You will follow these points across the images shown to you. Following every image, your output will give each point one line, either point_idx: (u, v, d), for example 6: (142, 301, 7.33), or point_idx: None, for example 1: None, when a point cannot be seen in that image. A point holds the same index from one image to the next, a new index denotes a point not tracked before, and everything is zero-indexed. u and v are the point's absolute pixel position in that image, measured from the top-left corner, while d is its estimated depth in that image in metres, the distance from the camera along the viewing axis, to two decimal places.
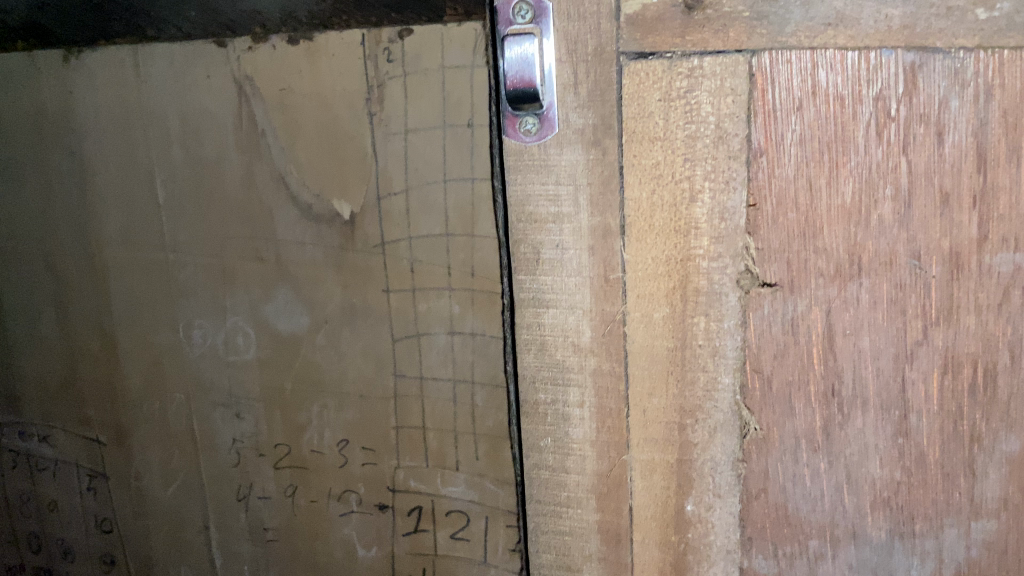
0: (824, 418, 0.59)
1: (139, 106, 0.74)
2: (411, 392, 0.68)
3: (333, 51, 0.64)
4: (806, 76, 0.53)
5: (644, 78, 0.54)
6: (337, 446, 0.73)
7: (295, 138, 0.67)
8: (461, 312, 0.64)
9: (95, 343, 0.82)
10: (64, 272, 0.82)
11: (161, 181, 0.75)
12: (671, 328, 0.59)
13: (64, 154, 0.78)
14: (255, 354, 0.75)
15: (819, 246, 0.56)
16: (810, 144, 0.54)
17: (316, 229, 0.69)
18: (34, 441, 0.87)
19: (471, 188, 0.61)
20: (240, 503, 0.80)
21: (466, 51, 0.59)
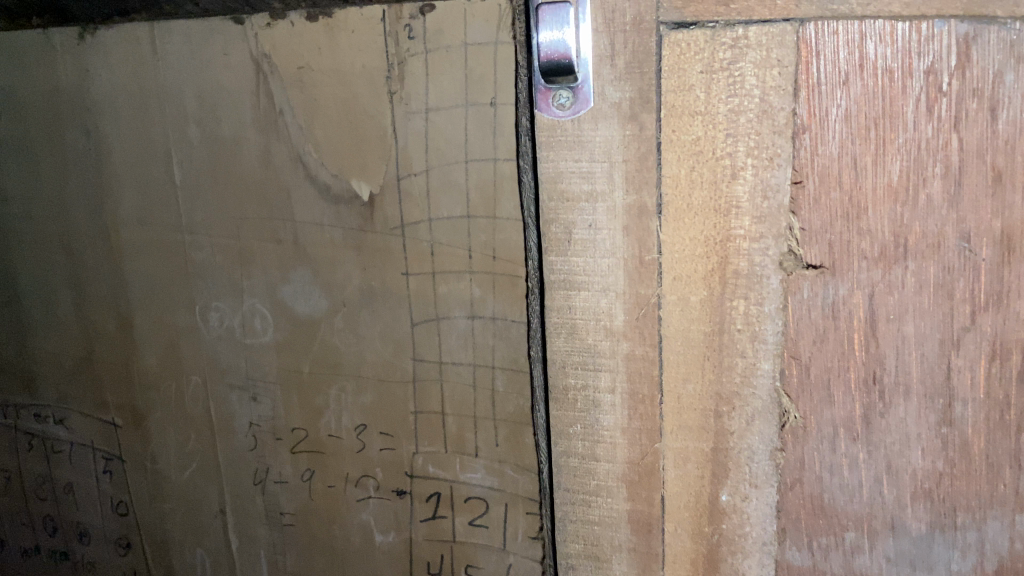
0: (864, 406, 0.57)
1: (157, 85, 0.72)
2: (431, 375, 0.67)
3: (353, 27, 0.64)
4: (854, 48, 0.50)
5: (684, 49, 0.50)
6: (355, 430, 0.72)
7: (314, 117, 0.67)
8: (481, 296, 0.60)
9: (110, 326, 0.81)
10: (78, 253, 0.80)
11: (178, 161, 0.74)
12: (708, 312, 0.55)
13: (79, 133, 0.77)
14: (273, 337, 0.74)
15: (863, 228, 0.53)
16: (856, 120, 0.51)
17: (335, 209, 0.68)
18: (49, 423, 0.86)
19: (494, 167, 0.61)
20: (257, 487, 0.79)
21: (489, 26, 0.60)
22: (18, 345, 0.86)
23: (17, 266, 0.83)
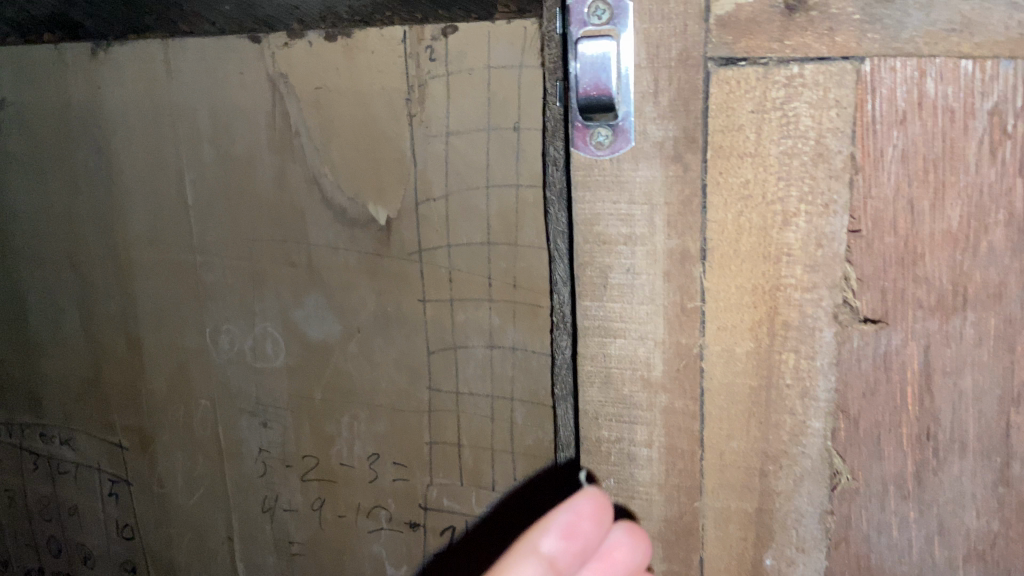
0: (916, 463, 0.49)
1: (170, 105, 0.74)
2: (447, 408, 0.72)
3: (372, 48, 0.65)
4: (912, 86, 0.44)
5: (734, 87, 0.45)
6: (367, 461, 0.77)
7: (331, 138, 0.68)
8: (501, 324, 0.68)
9: (121, 345, 0.83)
10: (88, 272, 0.82)
11: (190, 181, 0.75)
12: (756, 367, 0.49)
13: (91, 151, 0.78)
14: (284, 360, 0.77)
15: (919, 274, 0.46)
16: (915, 162, 0.45)
17: (349, 233, 0.70)
18: (55, 444, 0.89)
19: (516, 194, 0.64)
20: (266, 514, 0.83)
21: (514, 50, 0.61)
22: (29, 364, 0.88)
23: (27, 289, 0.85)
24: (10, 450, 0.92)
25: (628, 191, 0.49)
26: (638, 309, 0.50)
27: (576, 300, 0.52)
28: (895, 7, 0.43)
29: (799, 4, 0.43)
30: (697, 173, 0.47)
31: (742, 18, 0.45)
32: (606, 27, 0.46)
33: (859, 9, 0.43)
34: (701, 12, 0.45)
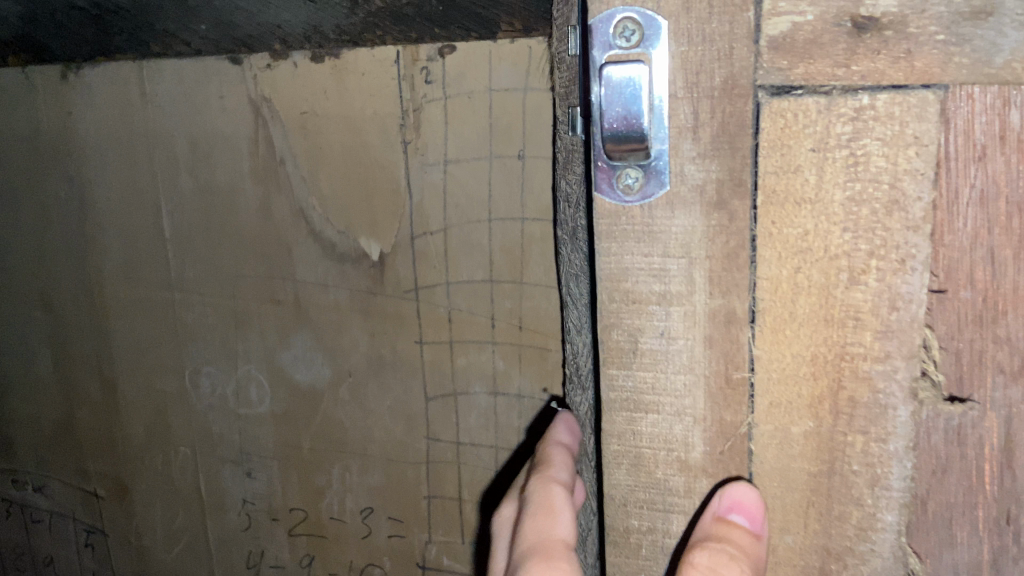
0: (993, 550, 0.42)
1: (146, 130, 0.88)
2: (448, 458, 0.90)
3: (363, 68, 0.78)
4: (995, 116, 0.37)
5: (791, 121, 0.38)
6: (361, 514, 0.96)
7: (319, 165, 0.82)
8: (507, 367, 0.85)
9: (95, 386, 1.03)
10: (69, 315, 1.00)
11: (168, 212, 0.90)
12: (816, 449, 0.42)
13: (63, 179, 0.94)
14: (267, 407, 0.95)
15: (1001, 335, 0.39)
16: (996, 205, 0.38)
17: (340, 268, 0.86)
18: (26, 490, 1.13)
19: (520, 228, 0.79)
20: (251, 568, 1.04)
21: (517, 69, 0.74)
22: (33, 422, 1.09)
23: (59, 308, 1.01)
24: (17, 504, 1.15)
25: (664, 243, 0.41)
26: (676, 381, 0.43)
27: (600, 368, 0.44)
28: (991, 25, 0.36)
29: (869, 24, 0.36)
30: (744, 223, 0.40)
31: (799, 43, 0.38)
32: (636, 52, 0.39)
33: (944, 28, 0.36)
34: (751, 33, 0.38)
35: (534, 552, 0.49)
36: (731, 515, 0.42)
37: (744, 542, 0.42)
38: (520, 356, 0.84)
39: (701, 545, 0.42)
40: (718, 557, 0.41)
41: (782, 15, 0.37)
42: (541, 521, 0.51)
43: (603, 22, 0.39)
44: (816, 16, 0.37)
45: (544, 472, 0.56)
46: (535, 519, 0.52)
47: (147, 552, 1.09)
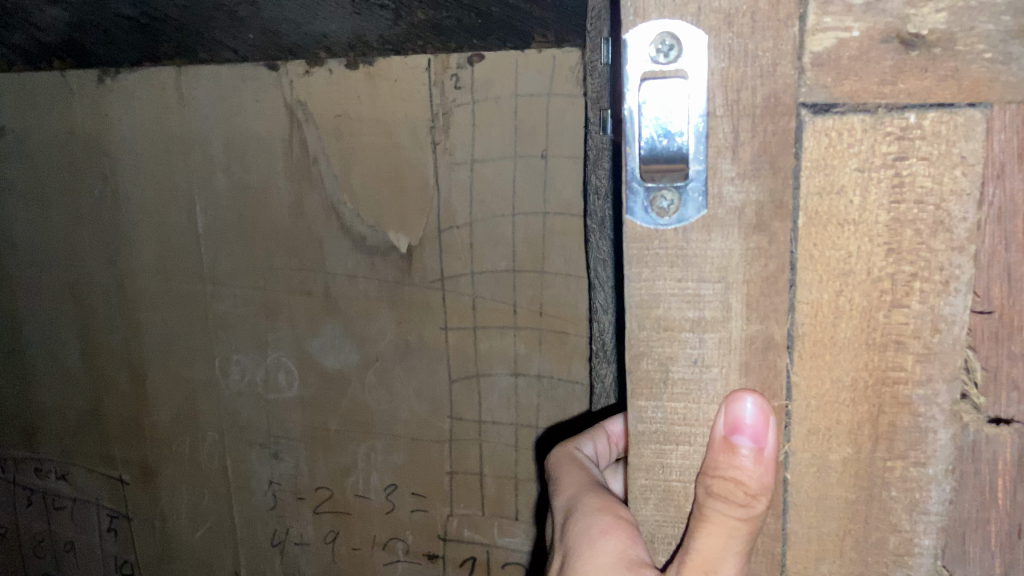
0: (1006, 562, 0.43)
1: (179, 127, 0.98)
2: (472, 436, 0.96)
3: (396, 75, 0.86)
4: (1015, 134, 0.37)
5: (835, 140, 0.38)
6: (385, 488, 1.02)
7: (349, 166, 0.91)
8: (528, 351, 0.90)
9: (126, 377, 1.11)
10: (106, 306, 1.09)
11: (201, 209, 1.00)
12: (854, 477, 0.41)
13: (96, 177, 1.04)
14: (297, 390, 1.02)
15: (1017, 350, 0.40)
16: (1013, 221, 0.39)
17: (369, 263, 0.93)
18: (53, 479, 1.19)
19: (542, 222, 0.86)
20: (276, 547, 1.10)
21: (542, 77, 0.81)
22: (66, 409, 1.16)
23: (91, 301, 1.09)
24: (40, 493, 1.21)
25: (698, 269, 0.39)
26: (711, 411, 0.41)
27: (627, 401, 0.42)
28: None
29: (915, 42, 0.36)
30: (783, 249, 0.39)
31: (847, 60, 0.37)
32: (670, 71, 0.37)
33: (991, 46, 0.36)
34: (797, 49, 0.37)
35: (577, 491, 0.55)
36: (734, 439, 0.41)
37: (753, 466, 0.41)
38: (541, 341, 0.89)
39: (706, 467, 0.42)
40: (722, 487, 0.41)
41: (827, 31, 0.37)
42: (574, 472, 0.58)
43: (641, 37, 0.37)
44: (862, 33, 0.36)
45: (566, 445, 0.62)
46: (570, 471, 0.58)
47: (173, 534, 1.15)
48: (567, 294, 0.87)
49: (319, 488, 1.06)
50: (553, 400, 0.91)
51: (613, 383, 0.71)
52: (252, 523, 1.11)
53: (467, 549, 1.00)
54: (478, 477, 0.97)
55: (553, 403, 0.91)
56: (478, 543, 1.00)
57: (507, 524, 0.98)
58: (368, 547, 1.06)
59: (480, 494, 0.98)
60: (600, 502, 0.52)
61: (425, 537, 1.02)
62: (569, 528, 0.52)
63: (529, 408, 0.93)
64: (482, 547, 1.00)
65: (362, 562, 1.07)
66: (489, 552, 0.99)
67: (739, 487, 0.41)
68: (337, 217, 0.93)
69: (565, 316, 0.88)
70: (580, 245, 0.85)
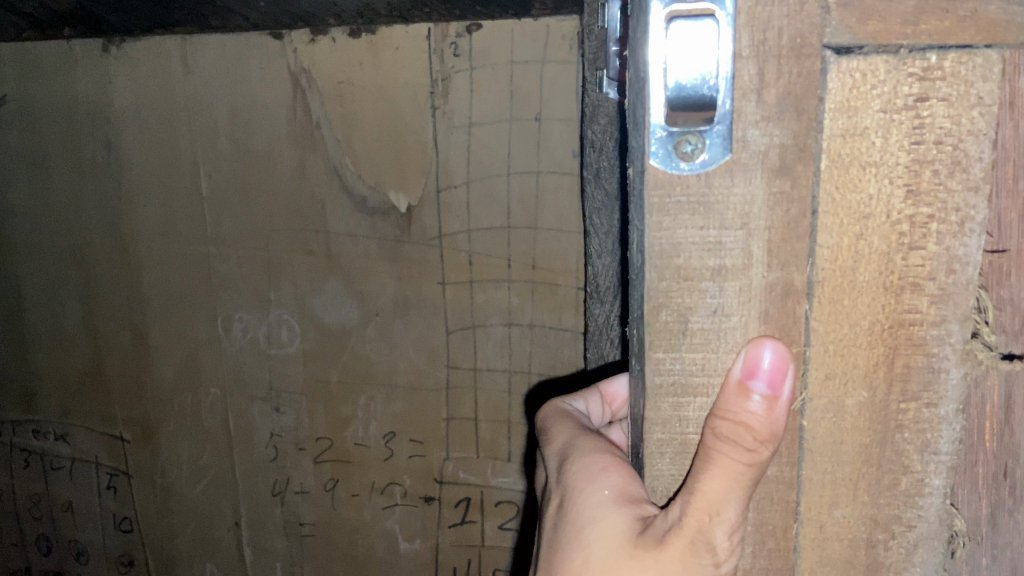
0: (991, 504, 0.46)
1: (184, 90, 0.97)
2: (466, 383, 0.97)
3: (397, 44, 0.87)
4: (1011, 81, 0.40)
5: (860, 81, 0.38)
6: (384, 436, 1.03)
7: (351, 131, 0.91)
8: (521, 303, 0.92)
9: (128, 339, 1.11)
10: (104, 269, 1.08)
11: (205, 173, 0.99)
12: (868, 420, 0.42)
13: (101, 144, 1.02)
14: (299, 345, 1.02)
15: (1004, 295, 0.43)
16: (1004, 167, 0.42)
17: (369, 222, 0.94)
18: (53, 440, 1.19)
19: (536, 181, 0.87)
20: (277, 497, 1.12)
21: (538, 45, 0.84)
22: (66, 370, 1.15)
23: (91, 262, 1.08)
24: (38, 453, 1.20)
25: (720, 217, 0.39)
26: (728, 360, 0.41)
27: (644, 354, 0.42)
28: None
29: None
30: (806, 196, 0.39)
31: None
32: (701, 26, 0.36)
33: None
34: None
35: (571, 438, 0.54)
36: (749, 383, 0.41)
37: (763, 411, 0.40)
38: (533, 292, 0.91)
39: (716, 410, 0.41)
40: (731, 431, 0.40)
41: None
42: (565, 421, 0.57)
43: None
44: None
45: (555, 401, 0.62)
46: (560, 421, 0.57)
47: (174, 489, 1.16)
48: (559, 249, 0.89)
49: (319, 438, 1.06)
50: (545, 347, 0.93)
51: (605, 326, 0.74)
52: (253, 474, 1.12)
53: (462, 490, 1.02)
54: (473, 422, 0.99)
55: (544, 351, 0.93)
56: (472, 484, 1.02)
57: (500, 464, 1.00)
58: (367, 493, 1.07)
59: (474, 437, 1.00)
60: (597, 446, 0.51)
61: (422, 480, 1.04)
62: (564, 471, 0.50)
63: (523, 355, 0.94)
64: (477, 488, 1.02)
65: (360, 508, 1.08)
66: (483, 493, 1.02)
67: (748, 433, 0.40)
68: (338, 179, 0.93)
69: (557, 271, 0.89)
70: (572, 203, 0.86)
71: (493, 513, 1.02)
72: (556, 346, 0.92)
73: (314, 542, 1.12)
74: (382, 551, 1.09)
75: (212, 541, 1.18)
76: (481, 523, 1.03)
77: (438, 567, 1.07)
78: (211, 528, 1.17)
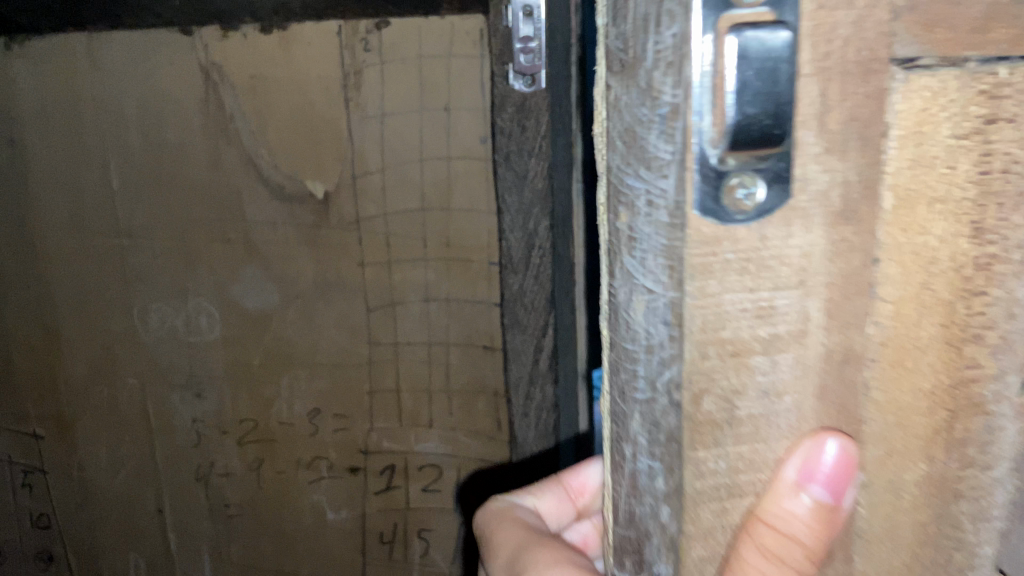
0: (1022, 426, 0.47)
1: (92, 85, 1.09)
2: (387, 357, 1.11)
3: (308, 41, 1.01)
4: None
5: (932, 98, 0.36)
6: (310, 415, 1.17)
7: (269, 122, 1.05)
8: (435, 280, 1.07)
9: (38, 335, 1.23)
10: (14, 271, 1.20)
11: (116, 169, 1.12)
12: (947, 384, 0.42)
13: (9, 143, 1.15)
14: (217, 331, 1.16)
15: None
16: None
17: (288, 209, 1.08)
18: None
19: (448, 165, 1.03)
20: (199, 482, 1.23)
21: (443, 44, 0.98)
22: None
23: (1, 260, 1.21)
24: None
25: (776, 274, 0.35)
26: (779, 448, 0.39)
27: None
28: None
29: None
30: (868, 241, 0.37)
31: (937, 2, 0.36)
32: (777, 51, 0.32)
33: None
34: None
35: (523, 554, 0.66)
36: (809, 482, 0.38)
37: (811, 512, 0.39)
38: (448, 269, 1.07)
39: (762, 502, 0.39)
40: (775, 538, 0.39)
41: None
42: (511, 525, 0.72)
43: None
44: None
45: (493, 503, 0.77)
46: (506, 525, 0.72)
47: (91, 482, 1.26)
48: (472, 229, 1.05)
49: (243, 421, 1.19)
50: (460, 320, 1.08)
51: (519, 287, 1.02)
52: (175, 460, 1.23)
53: (387, 458, 1.16)
54: (395, 394, 1.13)
55: (460, 322, 1.08)
56: (395, 452, 1.15)
57: (422, 430, 1.14)
58: (293, 469, 1.19)
59: (397, 407, 1.13)
60: (555, 559, 0.63)
61: (348, 452, 1.17)
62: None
63: (440, 327, 1.09)
64: (401, 454, 1.15)
65: (288, 484, 1.20)
66: (407, 459, 1.15)
67: (794, 535, 0.39)
68: (255, 168, 1.07)
69: (471, 243, 1.05)
70: (485, 186, 1.03)
71: (417, 477, 1.16)
72: (472, 319, 1.08)
73: (239, 521, 1.23)
74: (308, 523, 1.21)
75: (133, 534, 1.28)
76: (406, 488, 1.17)
77: (366, 533, 1.20)
78: (136, 516, 1.27)
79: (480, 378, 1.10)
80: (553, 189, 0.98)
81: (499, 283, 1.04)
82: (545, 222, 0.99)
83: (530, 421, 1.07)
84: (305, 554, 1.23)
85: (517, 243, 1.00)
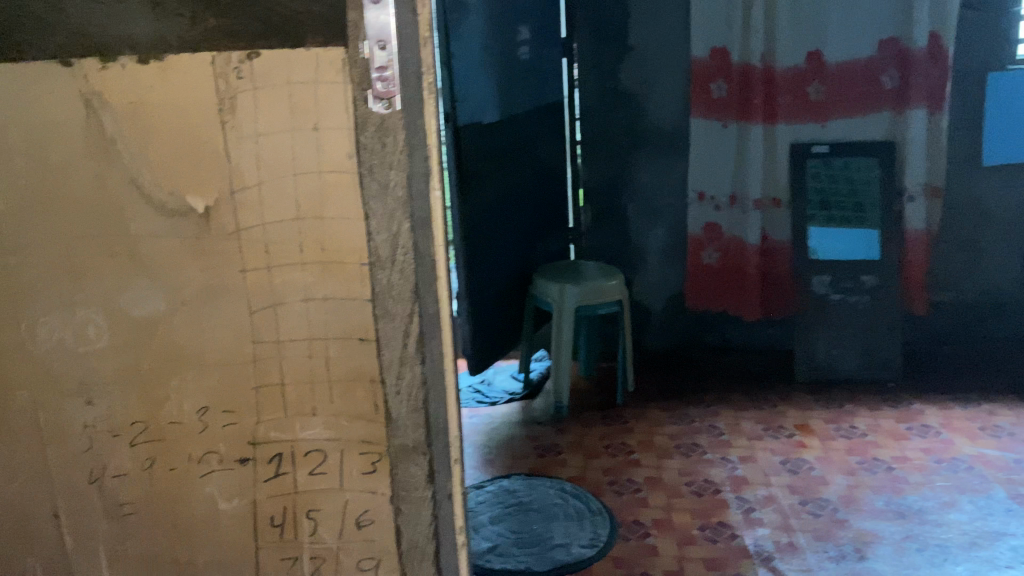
0: None
1: None
2: (271, 354, 1.23)
3: (185, 71, 1.12)
4: None
5: None
6: (199, 412, 1.26)
7: (149, 145, 1.16)
8: (314, 281, 1.18)
9: None
10: None
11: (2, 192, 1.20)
12: None
13: None
14: (106, 340, 1.25)
15: None
16: None
17: (172, 223, 1.19)
18: None
19: (321, 178, 1.14)
20: (94, 485, 1.31)
21: (309, 72, 1.10)
22: None
23: None
24: None
25: None
26: None
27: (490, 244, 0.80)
28: None
29: None
30: None
31: None
32: None
33: None
34: None
35: None
36: None
37: None
38: (326, 272, 1.18)
39: None
40: None
41: None
42: None
43: None
44: None
45: None
46: None
47: None
48: (345, 234, 1.16)
49: (135, 423, 1.28)
50: (339, 315, 1.19)
51: (388, 282, 1.17)
52: (69, 465, 1.30)
53: (274, 447, 1.26)
54: (280, 387, 1.24)
55: (340, 317, 1.19)
56: (282, 440, 1.26)
57: (306, 419, 1.25)
58: (184, 464, 1.29)
59: (282, 400, 1.24)
60: None
61: (236, 445, 1.27)
62: None
63: (320, 324, 1.20)
64: (288, 443, 1.26)
65: (180, 480, 1.29)
66: (293, 446, 1.26)
67: None
68: (137, 188, 1.18)
69: (346, 246, 1.16)
70: (353, 194, 1.14)
71: (303, 463, 1.26)
72: (348, 313, 1.19)
73: (134, 519, 1.32)
74: (202, 514, 1.31)
75: (31, 538, 1.35)
76: (294, 473, 1.27)
77: (257, 519, 1.30)
78: (31, 523, 1.34)
79: (358, 367, 1.21)
80: (411, 196, 1.15)
81: (372, 280, 1.17)
82: (406, 223, 1.16)
83: (402, 396, 1.22)
84: (200, 545, 1.32)
85: (384, 242, 1.16)
